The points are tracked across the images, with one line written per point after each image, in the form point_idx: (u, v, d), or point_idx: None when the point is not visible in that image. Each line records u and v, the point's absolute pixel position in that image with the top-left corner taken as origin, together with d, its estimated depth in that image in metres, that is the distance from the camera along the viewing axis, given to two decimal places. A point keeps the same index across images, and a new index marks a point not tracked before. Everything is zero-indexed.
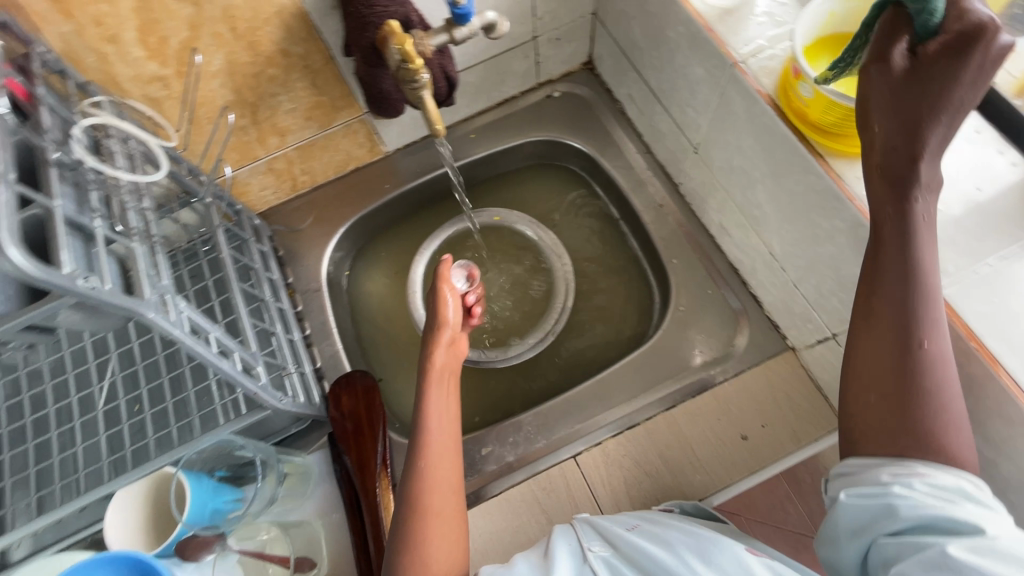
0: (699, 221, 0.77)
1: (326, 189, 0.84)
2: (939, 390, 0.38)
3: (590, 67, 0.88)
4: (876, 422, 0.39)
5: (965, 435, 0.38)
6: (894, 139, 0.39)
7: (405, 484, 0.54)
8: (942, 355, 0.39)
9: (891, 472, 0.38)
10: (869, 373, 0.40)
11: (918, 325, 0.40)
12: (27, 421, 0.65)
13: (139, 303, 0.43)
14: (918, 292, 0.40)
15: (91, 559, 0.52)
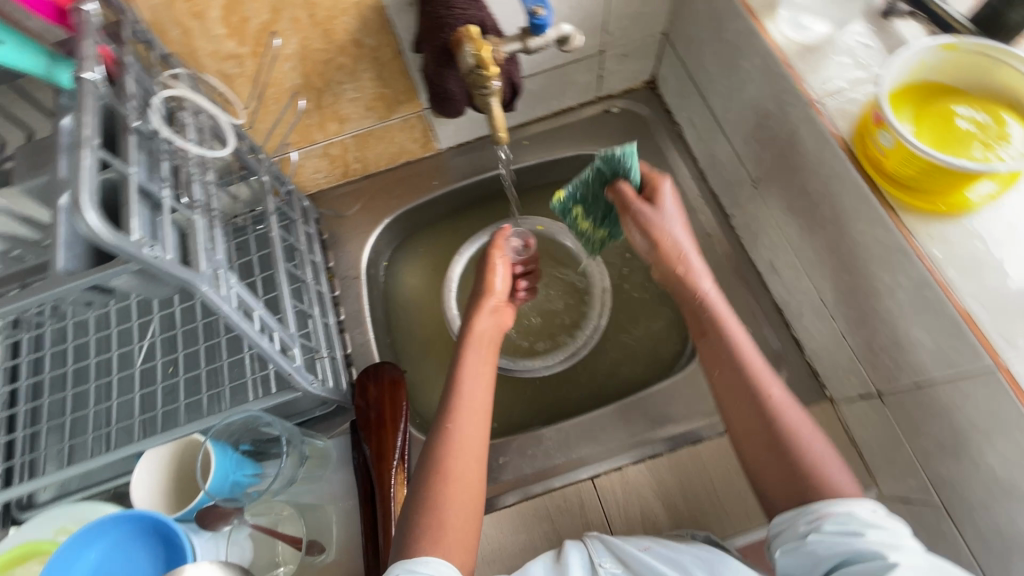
0: (747, 255, 0.75)
1: (375, 179, 0.85)
2: (795, 434, 0.53)
3: (652, 86, 0.86)
4: (772, 475, 0.53)
5: (830, 460, 0.51)
6: (663, 264, 0.63)
7: (431, 446, 0.56)
8: (782, 403, 0.54)
9: (805, 522, 0.48)
10: (746, 437, 0.55)
11: (756, 386, 0.55)
12: (68, 369, 0.68)
13: (195, 275, 0.44)
14: (747, 365, 0.57)
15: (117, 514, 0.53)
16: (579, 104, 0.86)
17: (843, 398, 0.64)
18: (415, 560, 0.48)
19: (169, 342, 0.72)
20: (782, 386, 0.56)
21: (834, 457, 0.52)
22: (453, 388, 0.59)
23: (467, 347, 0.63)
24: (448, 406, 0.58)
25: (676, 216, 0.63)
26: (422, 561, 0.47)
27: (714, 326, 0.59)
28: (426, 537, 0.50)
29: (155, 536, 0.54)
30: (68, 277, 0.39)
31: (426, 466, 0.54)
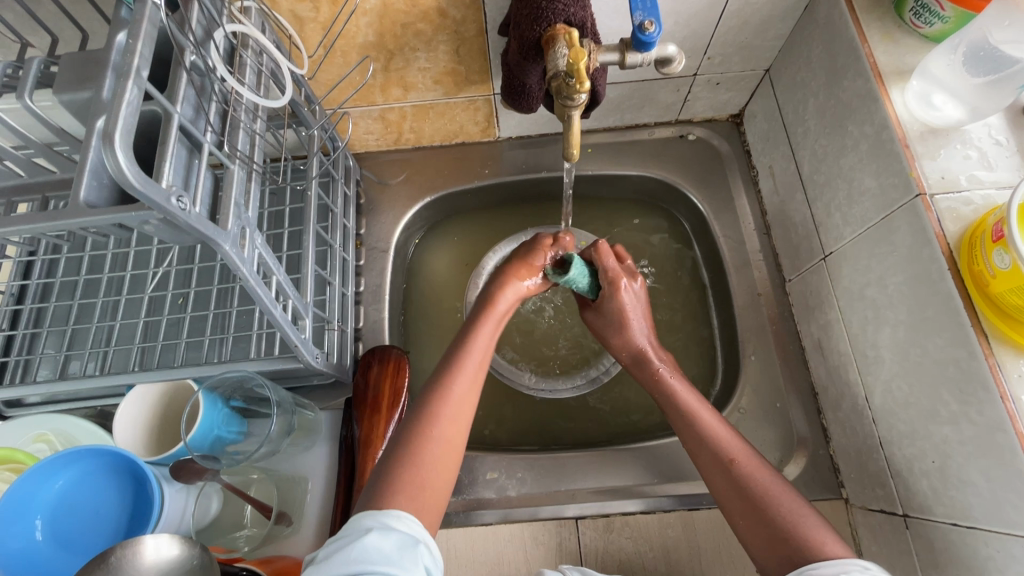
0: (794, 326, 0.70)
1: (426, 153, 0.82)
2: (769, 497, 0.49)
3: (737, 122, 0.80)
4: (761, 541, 0.48)
5: (812, 521, 0.47)
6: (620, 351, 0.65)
7: (425, 398, 0.52)
8: (753, 466, 0.52)
9: None
10: (726, 501, 0.52)
11: (721, 449, 0.54)
12: (81, 279, 0.68)
13: (219, 233, 0.40)
14: (709, 432, 0.55)
15: (68, 452, 0.51)
16: (655, 123, 0.81)
17: (860, 504, 0.59)
18: (387, 514, 0.43)
19: (183, 275, 0.71)
20: (747, 448, 0.54)
21: (813, 516, 0.48)
22: (463, 346, 0.56)
23: (490, 311, 0.58)
24: (450, 363, 0.55)
25: (635, 311, 0.64)
26: (394, 515, 0.43)
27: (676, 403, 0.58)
28: (401, 491, 0.46)
29: (125, 471, 0.52)
30: (89, 210, 0.36)
31: (413, 419, 0.51)
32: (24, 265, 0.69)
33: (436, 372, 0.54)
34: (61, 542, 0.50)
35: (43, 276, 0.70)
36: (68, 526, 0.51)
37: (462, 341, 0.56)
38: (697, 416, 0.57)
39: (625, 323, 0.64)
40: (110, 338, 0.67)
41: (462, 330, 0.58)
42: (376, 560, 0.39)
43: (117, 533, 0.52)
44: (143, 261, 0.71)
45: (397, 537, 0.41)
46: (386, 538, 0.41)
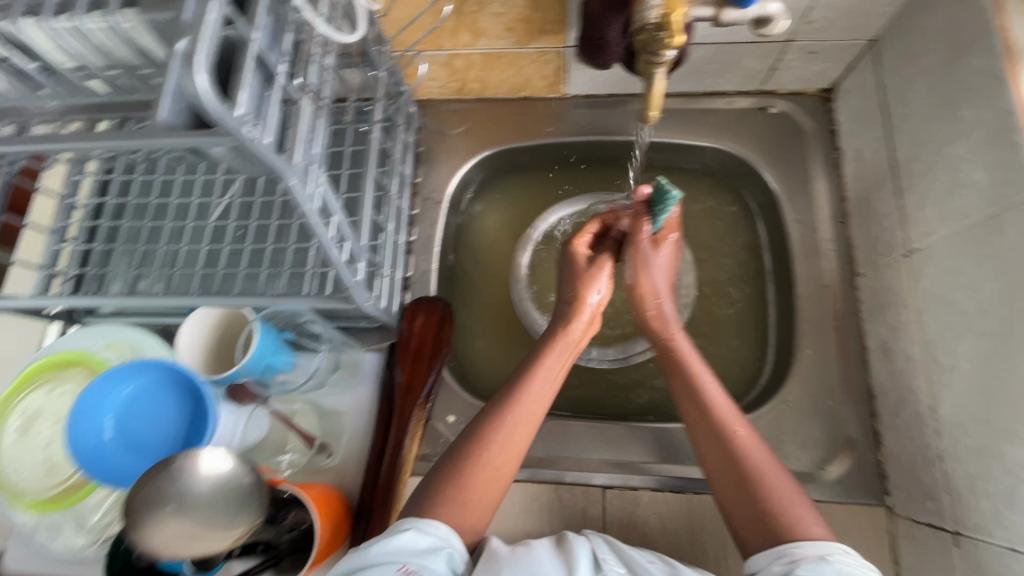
0: (858, 324, 0.66)
1: (489, 105, 0.80)
2: (763, 474, 0.49)
3: (827, 97, 0.74)
4: (745, 509, 0.49)
5: (803, 506, 0.47)
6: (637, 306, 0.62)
7: (480, 421, 0.53)
8: (751, 441, 0.51)
9: (782, 563, 0.44)
10: (715, 476, 0.51)
11: (722, 424, 0.52)
12: (151, 202, 0.71)
13: (287, 166, 0.41)
14: (714, 407, 0.53)
15: (134, 363, 0.55)
16: (735, 92, 0.75)
17: (905, 515, 0.57)
18: (427, 520, 0.47)
19: (245, 207, 0.73)
20: (744, 421, 0.53)
21: (803, 500, 0.48)
22: (522, 378, 0.55)
23: (556, 344, 0.58)
24: (509, 393, 0.54)
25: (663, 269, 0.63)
26: (434, 522, 0.47)
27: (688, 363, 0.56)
28: (442, 505, 0.48)
29: (185, 389, 0.56)
30: (167, 131, 0.36)
31: (462, 443, 0.52)
32: (101, 184, 0.73)
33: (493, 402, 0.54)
34: (125, 440, 0.54)
35: (118, 196, 0.74)
36: (133, 428, 0.55)
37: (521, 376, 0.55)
38: (705, 389, 0.55)
39: (659, 267, 0.62)
40: (175, 261, 0.71)
41: (524, 362, 0.57)
42: (420, 552, 0.44)
43: (176, 442, 0.56)
44: (208, 190, 0.73)
45: (430, 539, 0.46)
46: (420, 537, 0.46)
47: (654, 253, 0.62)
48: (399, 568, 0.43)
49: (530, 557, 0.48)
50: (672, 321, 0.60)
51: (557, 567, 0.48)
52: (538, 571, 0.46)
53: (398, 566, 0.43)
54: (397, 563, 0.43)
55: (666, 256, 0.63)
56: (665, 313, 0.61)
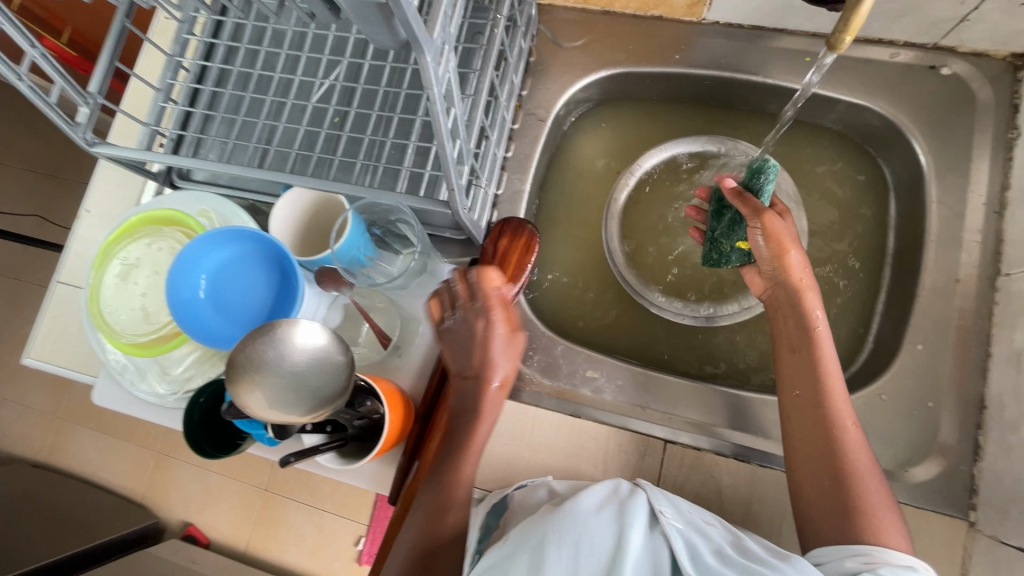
0: (987, 328, 0.59)
1: (615, 20, 0.72)
2: (858, 473, 0.50)
3: (1017, 64, 0.63)
4: (823, 503, 0.50)
5: (889, 514, 0.48)
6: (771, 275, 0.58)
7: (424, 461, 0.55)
8: (855, 439, 0.51)
9: (858, 561, 0.45)
10: (802, 460, 0.52)
11: (833, 416, 0.52)
12: (256, 73, 0.69)
13: (426, 38, 0.37)
14: (828, 397, 0.52)
15: (225, 231, 0.55)
16: (904, 43, 0.65)
17: (992, 535, 0.53)
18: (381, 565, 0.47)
19: (346, 93, 0.71)
20: (855, 417, 0.52)
21: (890, 508, 0.49)
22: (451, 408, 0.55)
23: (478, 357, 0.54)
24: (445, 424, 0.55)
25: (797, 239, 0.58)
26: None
27: (810, 349, 0.54)
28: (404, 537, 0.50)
29: (275, 262, 0.56)
30: None
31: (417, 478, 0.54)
32: (208, 47, 0.72)
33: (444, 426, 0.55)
34: (215, 303, 0.56)
35: (222, 62, 0.72)
36: (224, 291, 0.56)
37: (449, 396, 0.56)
38: (827, 379, 0.53)
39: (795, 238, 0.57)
40: (272, 138, 0.70)
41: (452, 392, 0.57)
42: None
43: (263, 313, 0.57)
44: (311, 69, 0.71)
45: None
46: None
47: (786, 222, 0.56)
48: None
49: (575, 511, 0.46)
50: (813, 296, 0.56)
51: (605, 521, 0.45)
52: (585, 528, 0.44)
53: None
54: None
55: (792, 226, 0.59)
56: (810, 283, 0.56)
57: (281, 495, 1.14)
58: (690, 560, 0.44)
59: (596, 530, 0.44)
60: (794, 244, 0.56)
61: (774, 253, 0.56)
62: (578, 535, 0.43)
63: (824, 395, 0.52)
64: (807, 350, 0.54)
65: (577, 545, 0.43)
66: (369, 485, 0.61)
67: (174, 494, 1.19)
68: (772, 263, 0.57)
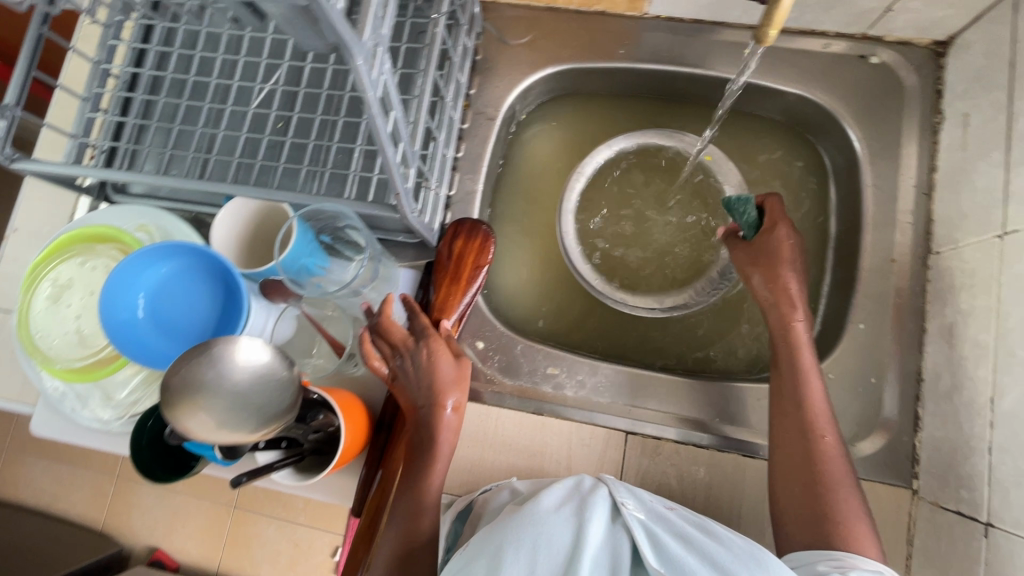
0: (921, 304, 0.62)
1: (558, 16, 0.72)
2: (832, 482, 0.51)
3: (939, 51, 0.66)
4: (795, 510, 0.51)
5: (861, 522, 0.49)
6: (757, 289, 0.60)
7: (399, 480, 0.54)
8: (834, 448, 0.53)
9: (828, 564, 0.46)
10: (783, 468, 0.54)
11: (812, 423, 0.53)
12: (190, 79, 0.67)
13: (355, 41, 0.36)
14: (810, 408, 0.54)
15: (167, 245, 0.53)
16: (836, 33, 0.67)
17: (933, 501, 0.56)
18: None
19: (287, 98, 0.69)
20: (836, 429, 0.54)
21: (863, 517, 0.50)
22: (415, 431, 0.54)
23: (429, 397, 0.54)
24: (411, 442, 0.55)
25: (790, 253, 0.59)
26: None
27: (792, 362, 0.56)
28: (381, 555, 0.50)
29: (219, 277, 0.54)
30: None
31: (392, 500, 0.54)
32: (137, 52, 0.69)
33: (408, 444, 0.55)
34: (157, 322, 0.53)
35: (154, 68, 0.69)
36: (165, 310, 0.54)
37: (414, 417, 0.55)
38: (808, 391, 0.55)
39: (784, 257, 0.59)
40: (212, 147, 0.68)
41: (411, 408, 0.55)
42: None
43: (208, 329, 0.55)
44: (250, 74, 0.69)
45: None
46: None
47: (768, 242, 0.60)
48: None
49: (535, 513, 0.45)
50: (796, 307, 0.58)
51: (564, 520, 0.45)
52: (542, 529, 0.43)
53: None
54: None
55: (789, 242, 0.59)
56: (789, 299, 0.58)
57: (251, 510, 1.11)
58: (652, 549, 0.43)
59: (553, 530, 0.44)
60: (761, 267, 0.60)
61: (756, 270, 0.60)
62: (535, 535, 0.43)
63: (805, 406, 0.54)
64: (790, 359, 0.56)
65: (534, 546, 0.42)
66: (336, 498, 0.60)
67: (136, 518, 1.14)
68: (755, 279, 0.60)
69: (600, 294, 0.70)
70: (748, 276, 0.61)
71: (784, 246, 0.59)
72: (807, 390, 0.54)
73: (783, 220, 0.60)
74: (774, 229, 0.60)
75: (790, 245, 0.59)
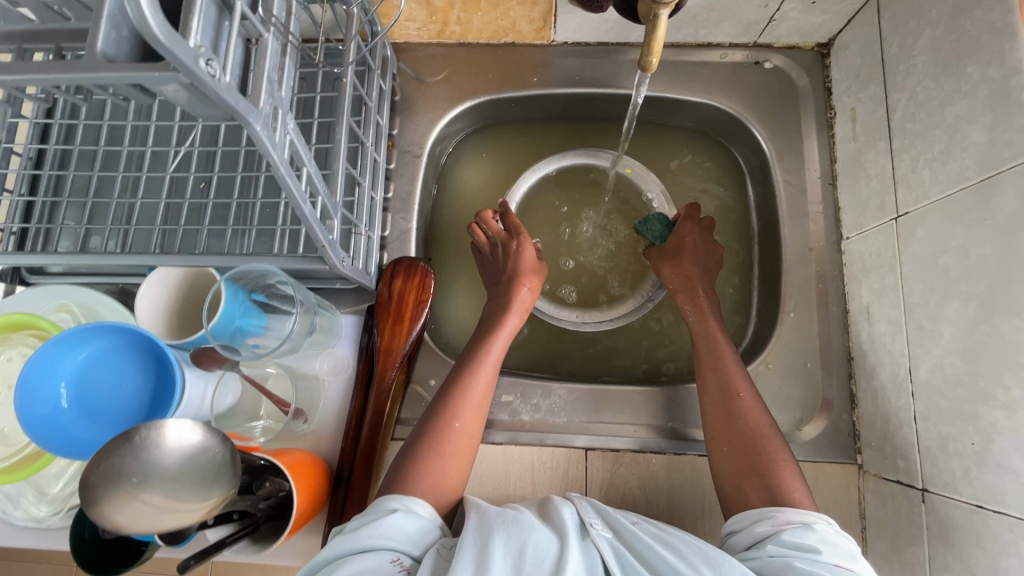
0: (842, 287, 0.66)
1: (470, 51, 0.74)
2: (756, 435, 0.54)
3: (823, 52, 0.71)
4: (729, 468, 0.54)
5: (789, 468, 0.52)
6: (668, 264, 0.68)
7: (433, 408, 0.58)
8: (751, 403, 0.56)
9: (765, 526, 0.47)
10: (714, 430, 0.57)
11: (730, 383, 0.58)
12: (100, 149, 0.65)
13: (249, 110, 0.36)
14: (724, 366, 0.59)
15: (90, 327, 0.51)
16: (730, 44, 0.72)
17: (876, 472, 0.59)
18: (409, 504, 0.49)
19: (205, 158, 0.68)
20: (751, 387, 0.58)
21: (792, 469, 0.52)
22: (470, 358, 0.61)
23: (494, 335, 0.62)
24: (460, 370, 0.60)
25: (694, 243, 0.68)
26: (418, 502, 0.50)
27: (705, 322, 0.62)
28: (422, 478, 0.52)
29: (148, 353, 0.53)
30: (107, 64, 0.31)
31: (426, 427, 0.56)
32: (41, 128, 0.66)
33: (455, 373, 0.60)
34: (82, 410, 0.51)
35: (60, 142, 0.67)
36: (92, 394, 0.51)
37: (470, 351, 0.62)
38: (720, 346, 0.60)
39: (689, 247, 0.67)
40: (131, 216, 0.66)
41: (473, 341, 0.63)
42: (393, 534, 0.46)
43: (142, 407, 0.53)
44: (163, 138, 0.67)
45: (378, 556, 0.43)
46: (371, 558, 0.43)
47: (679, 237, 0.68)
48: (393, 559, 0.44)
49: (521, 521, 0.47)
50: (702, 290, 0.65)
51: (547, 531, 0.47)
52: (527, 537, 0.45)
53: (389, 561, 0.43)
54: (388, 550, 0.44)
55: (694, 234, 0.68)
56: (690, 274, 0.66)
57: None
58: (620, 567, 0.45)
59: (539, 540, 0.45)
60: (667, 261, 0.68)
61: (673, 257, 0.67)
62: (521, 540, 0.45)
63: (721, 363, 0.59)
64: (704, 330, 0.62)
65: (520, 553, 0.44)
66: (302, 562, 0.59)
67: None
68: (668, 272, 0.67)
69: (543, 315, 0.71)
70: (663, 274, 0.68)
71: (693, 236, 0.68)
72: (718, 346, 0.60)
73: (687, 217, 0.69)
74: (682, 228, 0.68)
75: (695, 241, 0.68)
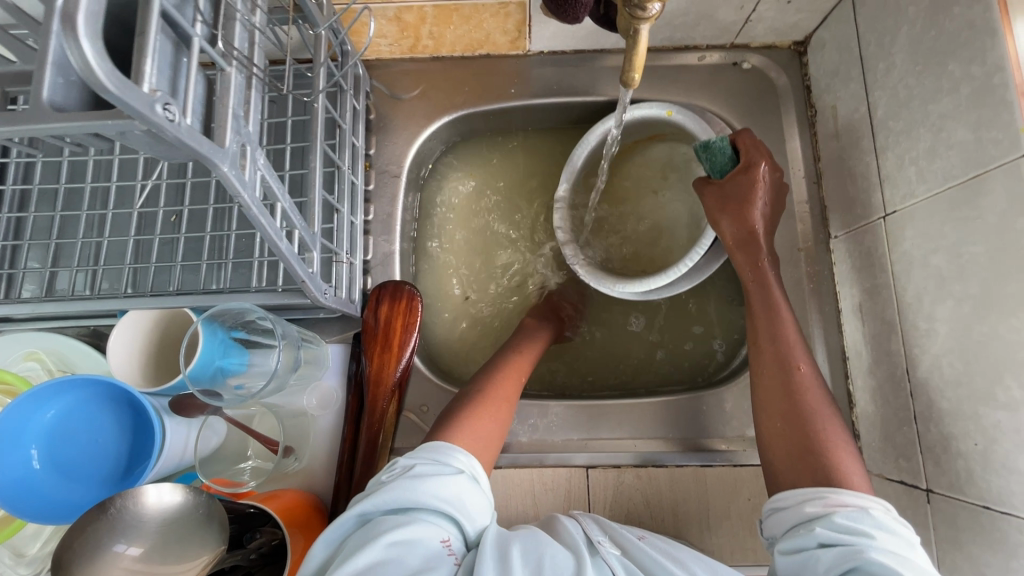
0: (832, 287, 0.65)
1: (444, 65, 0.73)
2: (814, 411, 0.53)
3: (800, 50, 0.70)
4: (784, 445, 0.53)
5: (848, 453, 0.50)
6: (729, 222, 0.60)
7: (472, 390, 0.58)
8: (809, 378, 0.55)
9: (816, 506, 0.46)
10: (765, 399, 0.56)
11: (789, 355, 0.56)
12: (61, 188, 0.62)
13: (214, 151, 0.34)
14: (785, 337, 0.57)
15: (61, 379, 0.48)
16: (707, 46, 0.71)
17: (878, 473, 0.58)
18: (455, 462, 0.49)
19: (175, 190, 0.65)
20: (812, 365, 0.56)
21: (851, 451, 0.50)
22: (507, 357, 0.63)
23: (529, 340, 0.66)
24: (497, 364, 0.62)
25: (762, 191, 0.60)
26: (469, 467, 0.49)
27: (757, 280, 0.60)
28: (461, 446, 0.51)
29: (124, 402, 0.50)
30: (56, 114, 0.29)
31: (466, 403, 0.56)
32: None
33: (492, 366, 0.62)
34: (60, 469, 0.48)
35: (19, 182, 0.64)
36: (67, 452, 0.49)
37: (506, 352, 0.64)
38: (780, 311, 0.58)
39: (756, 199, 0.59)
40: (99, 256, 0.63)
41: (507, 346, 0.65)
42: (458, 509, 0.45)
43: (121, 460, 0.50)
44: (129, 171, 0.65)
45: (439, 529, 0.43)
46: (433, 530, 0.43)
47: (745, 180, 0.59)
48: (446, 538, 0.43)
49: (536, 537, 0.45)
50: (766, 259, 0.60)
51: (562, 548, 0.45)
52: (545, 550, 0.43)
53: (440, 540, 0.43)
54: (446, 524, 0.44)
55: (766, 179, 0.60)
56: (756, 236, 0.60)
57: None
58: None
59: (556, 552, 0.43)
60: (729, 213, 0.60)
61: (738, 209, 0.60)
62: (539, 555, 0.43)
63: (782, 334, 0.57)
64: (764, 297, 0.59)
65: (540, 565, 0.42)
66: None
67: None
68: (734, 228, 0.60)
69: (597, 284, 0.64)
70: (721, 231, 0.61)
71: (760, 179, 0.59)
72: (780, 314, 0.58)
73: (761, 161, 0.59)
74: (752, 170, 0.59)
75: (761, 192, 0.60)
